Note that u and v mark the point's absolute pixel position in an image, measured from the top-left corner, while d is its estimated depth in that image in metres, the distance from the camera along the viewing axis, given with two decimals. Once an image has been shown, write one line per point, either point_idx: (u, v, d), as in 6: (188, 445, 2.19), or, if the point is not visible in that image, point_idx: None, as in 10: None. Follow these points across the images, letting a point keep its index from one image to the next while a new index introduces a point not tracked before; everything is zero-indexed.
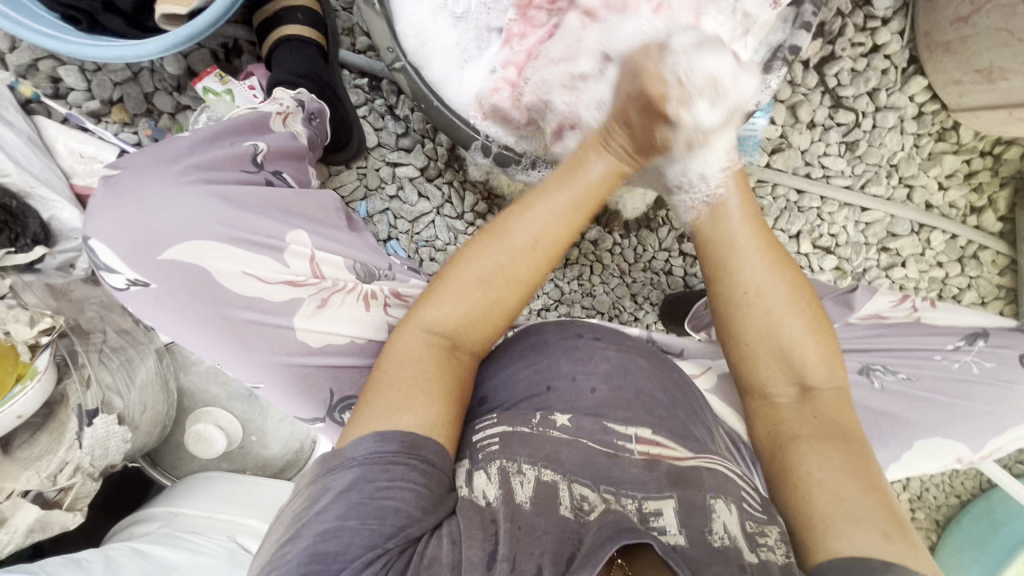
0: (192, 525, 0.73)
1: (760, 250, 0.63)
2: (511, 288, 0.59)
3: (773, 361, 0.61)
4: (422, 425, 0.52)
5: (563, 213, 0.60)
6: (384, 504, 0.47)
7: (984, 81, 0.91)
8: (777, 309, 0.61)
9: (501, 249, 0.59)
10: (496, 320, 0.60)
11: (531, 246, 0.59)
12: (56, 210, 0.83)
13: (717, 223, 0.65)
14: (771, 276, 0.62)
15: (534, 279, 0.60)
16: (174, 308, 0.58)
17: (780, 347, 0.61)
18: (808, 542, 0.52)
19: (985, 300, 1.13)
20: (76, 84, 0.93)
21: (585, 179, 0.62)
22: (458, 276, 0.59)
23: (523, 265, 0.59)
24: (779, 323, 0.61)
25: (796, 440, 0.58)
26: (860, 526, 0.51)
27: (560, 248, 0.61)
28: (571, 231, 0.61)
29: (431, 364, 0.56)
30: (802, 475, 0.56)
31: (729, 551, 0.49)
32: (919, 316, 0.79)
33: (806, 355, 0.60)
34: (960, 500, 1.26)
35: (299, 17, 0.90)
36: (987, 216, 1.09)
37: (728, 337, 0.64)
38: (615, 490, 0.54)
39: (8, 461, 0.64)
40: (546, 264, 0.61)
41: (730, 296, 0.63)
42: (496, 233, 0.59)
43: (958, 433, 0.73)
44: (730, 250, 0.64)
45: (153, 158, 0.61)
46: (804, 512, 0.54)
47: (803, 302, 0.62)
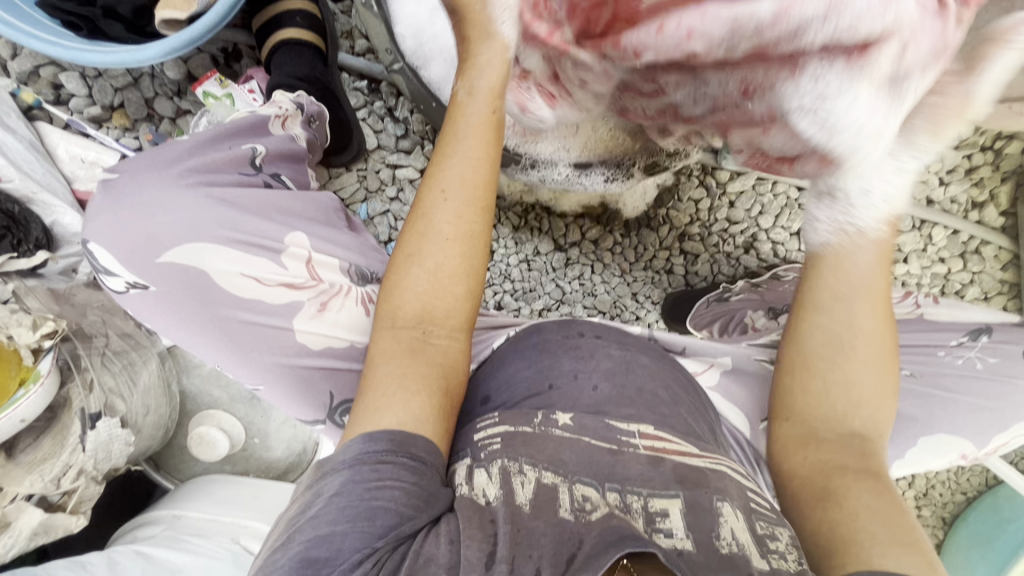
0: (196, 527, 0.74)
1: (874, 306, 0.59)
2: (450, 248, 0.58)
3: (839, 411, 0.60)
4: (408, 421, 0.52)
5: (468, 154, 0.59)
6: (374, 505, 0.47)
7: None
8: (861, 365, 0.59)
9: (424, 218, 0.58)
10: (453, 284, 0.58)
11: (444, 199, 0.58)
12: (58, 215, 0.84)
13: (837, 271, 0.60)
14: (875, 336, 0.59)
15: (472, 228, 0.58)
16: (173, 310, 0.59)
17: (840, 399, 0.60)
18: (838, 556, 0.49)
19: (988, 295, 1.13)
20: (77, 90, 0.94)
21: (471, 115, 0.61)
22: (400, 260, 0.59)
23: (444, 222, 0.57)
24: (856, 377, 0.60)
25: (842, 473, 0.56)
26: (906, 548, 0.48)
27: (479, 189, 0.58)
28: (483, 167, 0.59)
29: (401, 354, 0.56)
30: (851, 501, 0.53)
31: (736, 559, 0.48)
32: (920, 313, 0.80)
33: (867, 411, 0.60)
34: (967, 498, 1.25)
35: (298, 21, 0.90)
36: (989, 212, 1.09)
37: (807, 377, 0.61)
38: (620, 488, 0.53)
39: (9, 465, 0.63)
40: (474, 210, 0.59)
41: (818, 339, 0.61)
42: (420, 203, 0.59)
43: (962, 428, 0.73)
44: (838, 297, 0.60)
45: (152, 163, 0.62)
46: (841, 529, 0.51)
47: (887, 364, 0.60)
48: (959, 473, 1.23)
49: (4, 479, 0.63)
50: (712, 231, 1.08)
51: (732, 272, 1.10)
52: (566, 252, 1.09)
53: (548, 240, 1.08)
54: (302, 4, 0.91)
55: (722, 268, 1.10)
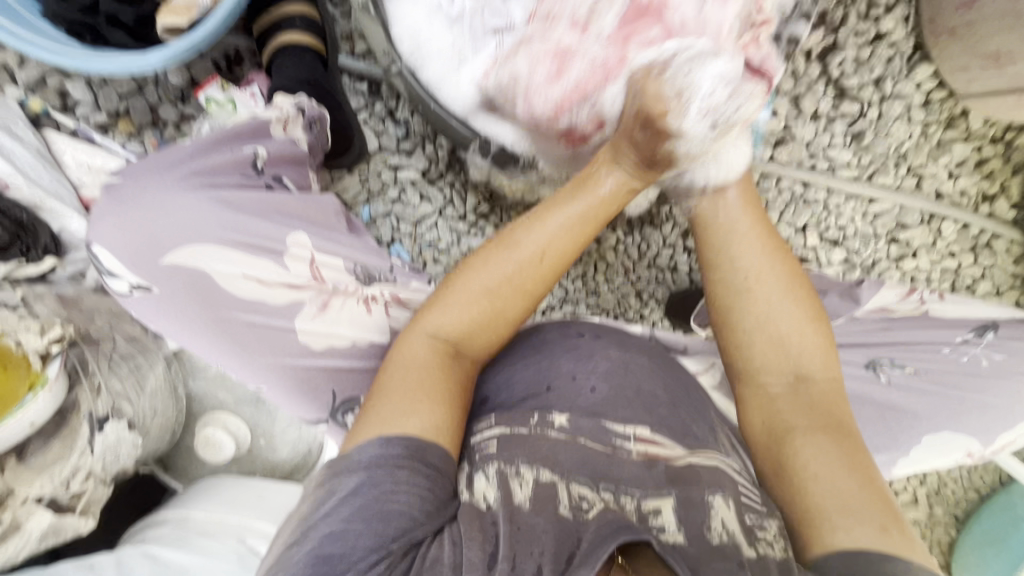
0: (202, 528, 0.74)
1: (756, 242, 0.67)
2: (519, 299, 0.60)
3: (773, 352, 0.63)
4: (427, 430, 0.52)
5: (571, 227, 0.61)
6: (390, 508, 0.47)
7: (992, 66, 0.89)
8: (775, 297, 0.64)
9: (512, 262, 0.60)
10: (503, 326, 0.61)
11: (539, 257, 0.60)
12: (66, 221, 0.85)
13: (717, 218, 0.70)
14: (767, 266, 0.66)
15: (542, 289, 0.61)
16: (174, 314, 0.59)
17: (776, 334, 0.63)
18: (806, 537, 0.53)
19: (1000, 290, 1.11)
20: (83, 97, 0.95)
21: (594, 190, 0.63)
22: (467, 285, 0.60)
23: (532, 279, 0.60)
24: (775, 308, 0.64)
25: (792, 435, 0.59)
26: (853, 516, 0.52)
27: (568, 260, 0.62)
28: (578, 246, 0.62)
29: (434, 368, 0.56)
30: (802, 470, 0.56)
31: (727, 548, 0.48)
32: (926, 309, 0.76)
33: (809, 351, 0.63)
34: (980, 496, 1.23)
35: (298, 25, 0.91)
36: (1000, 204, 1.07)
37: (730, 333, 0.66)
38: (614, 488, 0.53)
39: (21, 468, 0.65)
40: (552, 275, 0.62)
41: (728, 287, 0.66)
42: (508, 243, 0.60)
43: (968, 426, 0.72)
44: (727, 239, 0.69)
45: (158, 165, 0.63)
46: (802, 510, 0.54)
47: (801, 296, 0.65)
48: (972, 471, 1.21)
49: (16, 481, 0.64)
50: None
51: None
52: None
53: None
54: (302, 8, 0.92)
55: None
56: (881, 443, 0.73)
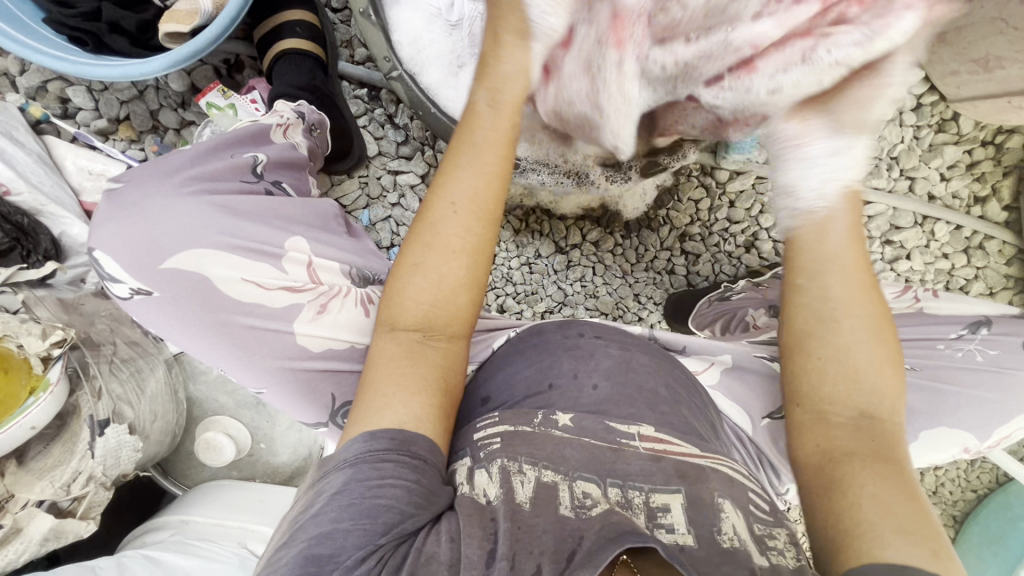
0: (202, 532, 0.74)
1: (851, 277, 0.57)
2: (456, 258, 0.57)
3: (844, 386, 0.57)
4: (407, 422, 0.53)
5: (479, 163, 0.58)
6: (376, 502, 0.47)
7: (981, 70, 0.91)
8: (859, 337, 0.57)
9: (433, 223, 0.57)
10: (459, 293, 0.58)
11: (453, 209, 0.57)
12: (67, 226, 0.85)
13: (819, 236, 0.58)
14: (858, 300, 0.57)
15: (482, 238, 0.58)
16: (175, 316, 0.59)
17: (852, 367, 0.57)
18: (845, 554, 0.48)
19: (994, 290, 1.12)
20: (84, 103, 0.95)
21: (485, 122, 0.60)
22: (406, 262, 0.58)
23: (456, 231, 0.57)
24: (853, 344, 0.57)
25: (843, 461, 0.54)
26: (907, 537, 0.47)
27: (494, 201, 0.58)
28: (497, 182, 0.58)
29: (401, 359, 0.56)
30: (852, 492, 0.52)
31: (738, 553, 0.48)
32: (920, 306, 0.80)
33: (878, 391, 0.57)
34: (978, 496, 1.24)
35: (299, 31, 0.92)
36: (992, 206, 1.08)
37: (805, 359, 0.58)
38: (622, 483, 0.54)
39: (22, 472, 0.65)
40: (485, 216, 0.58)
41: (798, 325, 0.59)
42: (425, 210, 0.58)
43: (964, 422, 0.73)
44: (821, 265, 0.57)
45: (154, 172, 0.63)
46: (847, 527, 0.50)
47: (881, 333, 0.57)
48: (969, 471, 1.22)
49: (17, 485, 0.65)
50: (713, 231, 1.08)
51: (734, 271, 1.10)
52: (567, 254, 1.09)
53: (549, 243, 1.08)
54: (303, 15, 0.93)
55: (724, 268, 1.10)
56: None
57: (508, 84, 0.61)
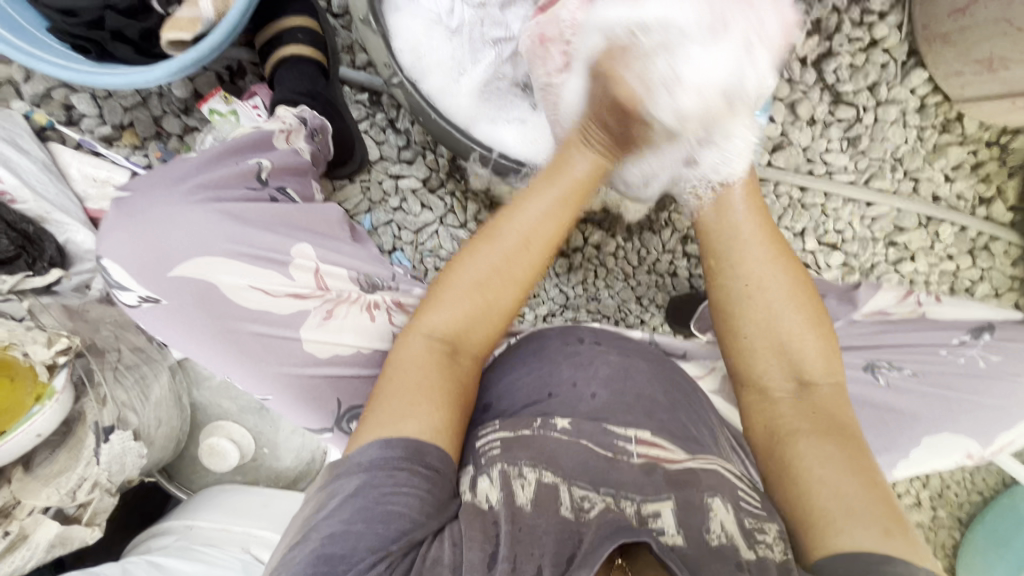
0: (207, 537, 0.75)
1: (761, 247, 0.66)
2: (509, 288, 0.61)
3: (775, 357, 0.63)
4: (426, 432, 0.52)
5: (554, 211, 0.64)
6: (389, 509, 0.48)
7: (985, 71, 0.91)
8: (778, 303, 0.63)
9: (494, 249, 0.61)
10: (496, 319, 0.62)
11: (521, 242, 0.62)
12: (71, 233, 0.86)
13: (719, 213, 0.70)
14: (770, 268, 0.65)
15: (529, 281, 0.63)
16: (182, 323, 0.60)
17: (780, 339, 0.63)
18: (805, 542, 0.52)
19: (999, 292, 1.11)
20: (88, 110, 0.96)
21: (569, 176, 0.65)
22: (457, 278, 0.61)
23: (518, 265, 0.61)
24: (778, 314, 0.63)
25: (794, 436, 0.59)
26: (860, 518, 0.51)
27: (550, 250, 0.64)
28: (559, 227, 0.64)
29: (432, 370, 0.57)
30: (804, 473, 0.56)
31: (726, 549, 0.50)
32: (923, 311, 0.78)
33: (812, 359, 0.62)
34: (983, 498, 1.23)
35: (300, 37, 0.92)
36: (997, 207, 1.08)
37: (732, 337, 0.65)
38: (615, 493, 0.54)
39: (28, 478, 0.66)
40: (539, 265, 0.64)
41: (731, 297, 0.66)
42: (489, 233, 0.62)
43: (967, 427, 0.72)
44: (731, 240, 0.68)
45: (162, 180, 0.64)
46: (804, 509, 0.54)
47: (804, 299, 0.64)
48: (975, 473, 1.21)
49: (23, 492, 0.65)
50: None
51: None
52: (569, 257, 1.09)
53: None
54: (304, 21, 0.93)
55: None
56: (882, 446, 0.74)
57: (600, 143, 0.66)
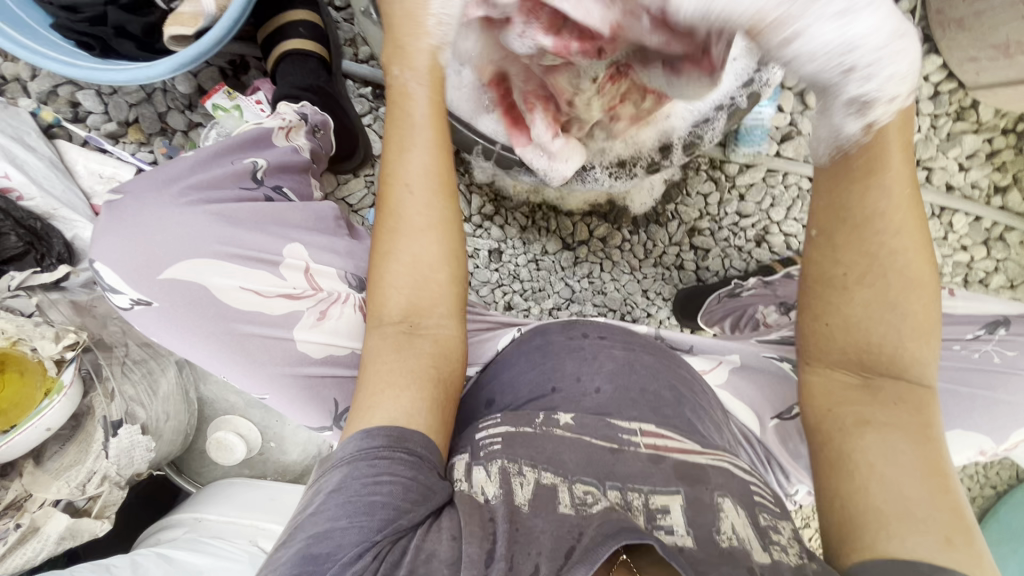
0: (216, 530, 0.76)
1: (906, 228, 0.52)
2: (429, 240, 0.57)
3: (863, 351, 0.55)
4: (400, 417, 0.53)
5: (422, 149, 0.57)
6: (373, 500, 0.47)
7: (1001, 56, 0.88)
8: (893, 298, 0.53)
9: (394, 216, 0.57)
10: (438, 275, 0.58)
11: (409, 193, 0.56)
12: (79, 229, 0.87)
13: (860, 183, 0.52)
14: (909, 254, 0.52)
15: (448, 218, 0.58)
16: (176, 324, 0.60)
17: (873, 333, 0.54)
18: (851, 532, 0.50)
19: (1015, 283, 1.08)
20: (94, 107, 0.97)
21: (411, 103, 0.57)
22: (379, 259, 0.58)
23: (419, 215, 0.57)
24: (890, 309, 0.53)
25: (863, 426, 0.54)
26: (917, 525, 0.48)
27: (448, 178, 0.58)
28: (443, 153, 0.57)
29: (391, 353, 0.56)
30: (865, 469, 0.52)
31: (736, 551, 0.47)
32: (936, 305, 0.77)
33: (906, 355, 0.54)
34: (997, 492, 1.20)
35: (303, 31, 0.92)
36: (1014, 196, 1.05)
37: (813, 316, 0.56)
38: (621, 486, 0.53)
39: (38, 472, 0.68)
40: (445, 197, 0.58)
41: (829, 270, 0.54)
42: (383, 204, 0.57)
43: (980, 422, 0.72)
44: (873, 217, 0.51)
45: (152, 181, 0.64)
46: (853, 504, 0.51)
47: (922, 293, 0.53)
48: (988, 467, 1.18)
49: (33, 485, 0.67)
50: (722, 225, 1.07)
51: (744, 266, 1.08)
52: (575, 251, 1.08)
53: (556, 239, 1.08)
54: (306, 14, 0.93)
55: (733, 263, 1.08)
56: None
57: (423, 56, 0.56)
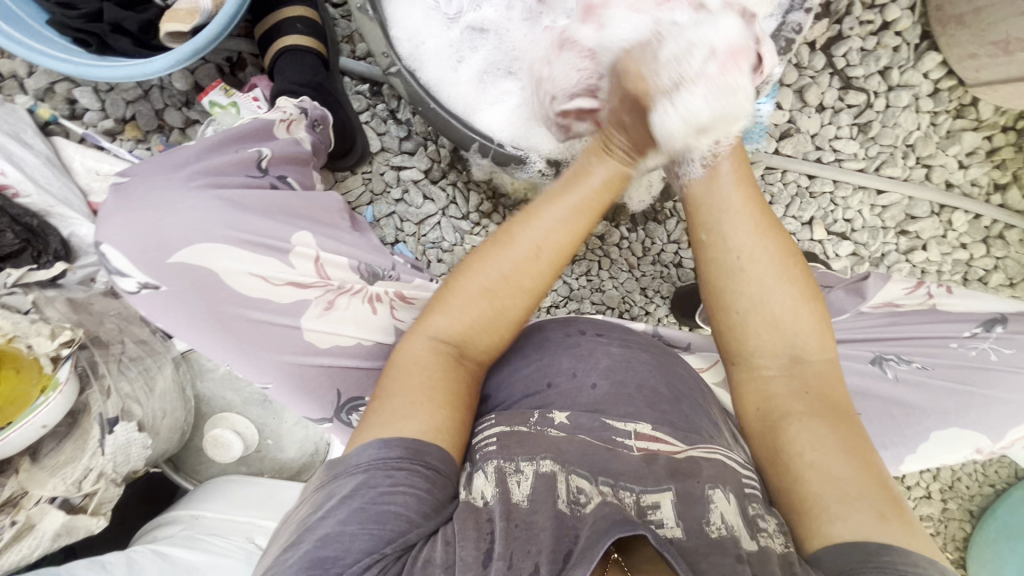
0: (212, 527, 0.76)
1: (748, 219, 0.62)
2: (518, 298, 0.60)
3: (768, 334, 0.60)
4: (426, 432, 0.52)
5: (567, 220, 0.60)
6: (386, 509, 0.47)
7: (1001, 53, 0.88)
8: (769, 279, 0.60)
9: (505, 259, 0.59)
10: (503, 327, 0.61)
11: (536, 253, 0.59)
12: (76, 225, 0.87)
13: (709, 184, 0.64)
14: (761, 242, 0.61)
15: (543, 290, 0.61)
16: (179, 310, 0.60)
17: (768, 320, 0.60)
18: (801, 525, 0.51)
19: (1014, 281, 1.08)
20: (91, 104, 0.97)
21: (587, 185, 0.62)
22: (464, 286, 0.60)
23: (528, 275, 0.60)
24: (770, 293, 0.60)
25: (786, 418, 0.57)
26: (853, 503, 0.50)
27: (566, 257, 0.61)
28: (575, 238, 0.62)
29: (434, 369, 0.57)
30: (798, 459, 0.54)
31: (726, 541, 0.48)
32: (934, 303, 0.75)
33: (803, 338, 0.60)
34: (996, 491, 1.20)
35: (299, 27, 0.91)
36: (1013, 194, 1.04)
37: (722, 311, 0.62)
38: (613, 483, 0.52)
39: (35, 469, 0.68)
40: (554, 273, 0.61)
41: (719, 271, 0.62)
42: (503, 244, 0.60)
43: (978, 420, 0.72)
44: (719, 213, 0.63)
45: (163, 166, 0.64)
46: (797, 497, 0.53)
47: (794, 276, 0.61)
48: (987, 465, 1.18)
49: (30, 482, 0.67)
50: None
51: None
52: None
53: None
54: (303, 11, 0.93)
55: None
56: (887, 439, 0.73)
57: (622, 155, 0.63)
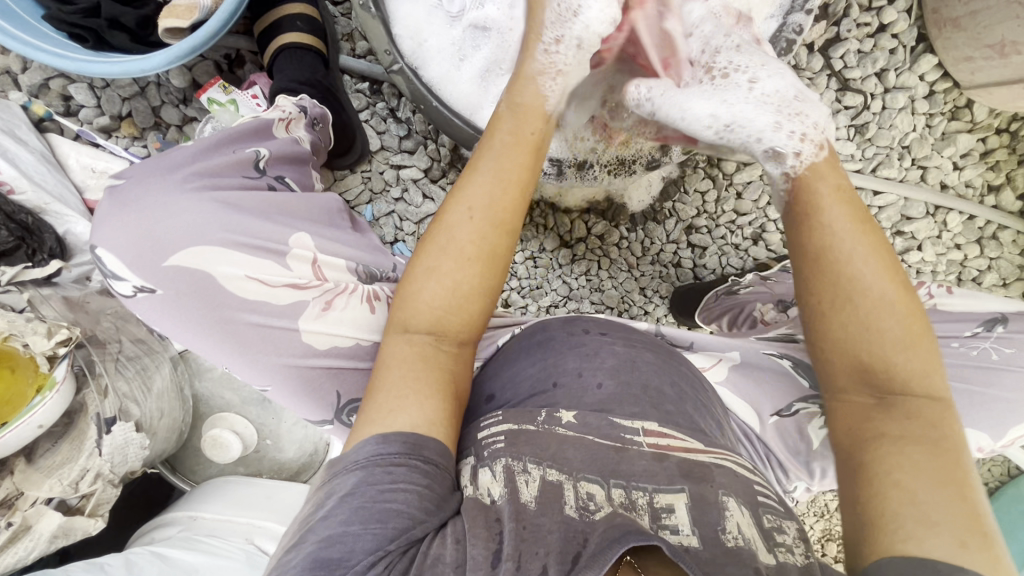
0: (210, 528, 0.75)
1: (861, 229, 0.52)
2: (468, 266, 0.55)
3: (864, 350, 0.52)
4: (420, 424, 0.52)
5: (495, 172, 0.57)
6: (387, 507, 0.47)
7: (996, 56, 0.89)
8: (883, 296, 0.51)
9: (444, 230, 0.56)
10: (468, 302, 0.56)
11: (467, 214, 0.55)
12: (71, 223, 0.86)
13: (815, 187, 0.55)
14: (881, 253, 0.52)
15: (496, 249, 0.56)
16: (177, 314, 0.59)
17: (877, 335, 0.51)
18: (870, 543, 0.46)
19: (1007, 281, 1.10)
20: (86, 101, 0.95)
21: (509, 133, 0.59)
22: (419, 267, 0.57)
23: (471, 240, 0.55)
24: (884, 307, 0.51)
25: (879, 439, 0.50)
26: (935, 527, 0.44)
27: (508, 207, 0.56)
28: (512, 187, 0.57)
29: (414, 363, 0.55)
30: (883, 478, 0.48)
31: (742, 552, 0.47)
32: (935, 303, 0.78)
33: (914, 361, 0.51)
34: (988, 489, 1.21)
35: (299, 25, 0.91)
36: (1006, 195, 1.06)
37: (816, 323, 0.54)
38: (625, 484, 0.52)
39: (30, 470, 0.66)
40: (500, 227, 0.56)
41: (818, 276, 0.53)
42: (442, 217, 0.57)
43: (976, 417, 0.72)
44: (824, 222, 0.53)
45: (157, 167, 0.63)
46: (872, 514, 0.47)
47: (910, 291, 0.52)
48: (980, 463, 1.19)
49: (26, 483, 0.65)
50: (719, 223, 1.07)
51: (741, 264, 1.09)
52: (572, 248, 1.07)
53: (553, 237, 1.07)
54: (302, 8, 0.92)
55: (730, 261, 1.09)
56: None
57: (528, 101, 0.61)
